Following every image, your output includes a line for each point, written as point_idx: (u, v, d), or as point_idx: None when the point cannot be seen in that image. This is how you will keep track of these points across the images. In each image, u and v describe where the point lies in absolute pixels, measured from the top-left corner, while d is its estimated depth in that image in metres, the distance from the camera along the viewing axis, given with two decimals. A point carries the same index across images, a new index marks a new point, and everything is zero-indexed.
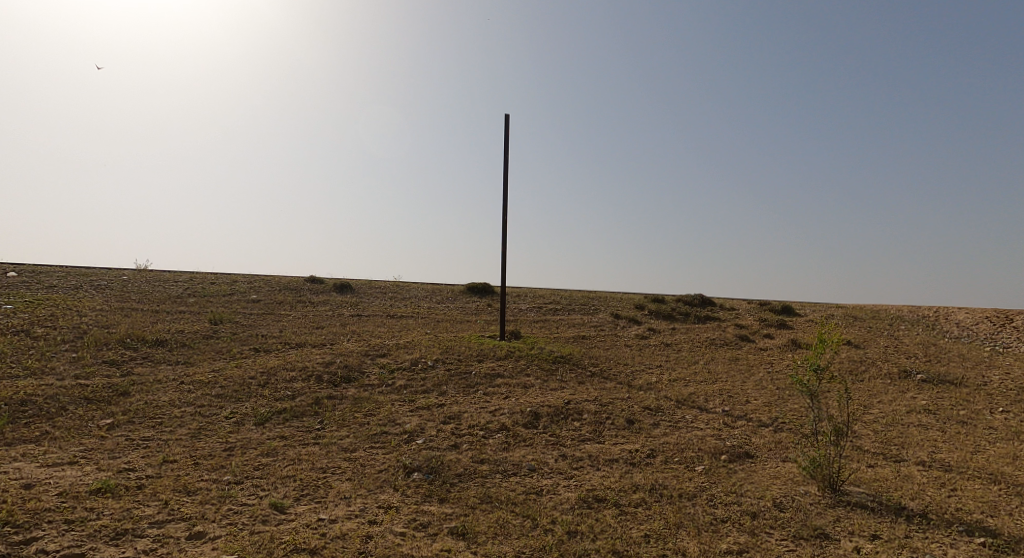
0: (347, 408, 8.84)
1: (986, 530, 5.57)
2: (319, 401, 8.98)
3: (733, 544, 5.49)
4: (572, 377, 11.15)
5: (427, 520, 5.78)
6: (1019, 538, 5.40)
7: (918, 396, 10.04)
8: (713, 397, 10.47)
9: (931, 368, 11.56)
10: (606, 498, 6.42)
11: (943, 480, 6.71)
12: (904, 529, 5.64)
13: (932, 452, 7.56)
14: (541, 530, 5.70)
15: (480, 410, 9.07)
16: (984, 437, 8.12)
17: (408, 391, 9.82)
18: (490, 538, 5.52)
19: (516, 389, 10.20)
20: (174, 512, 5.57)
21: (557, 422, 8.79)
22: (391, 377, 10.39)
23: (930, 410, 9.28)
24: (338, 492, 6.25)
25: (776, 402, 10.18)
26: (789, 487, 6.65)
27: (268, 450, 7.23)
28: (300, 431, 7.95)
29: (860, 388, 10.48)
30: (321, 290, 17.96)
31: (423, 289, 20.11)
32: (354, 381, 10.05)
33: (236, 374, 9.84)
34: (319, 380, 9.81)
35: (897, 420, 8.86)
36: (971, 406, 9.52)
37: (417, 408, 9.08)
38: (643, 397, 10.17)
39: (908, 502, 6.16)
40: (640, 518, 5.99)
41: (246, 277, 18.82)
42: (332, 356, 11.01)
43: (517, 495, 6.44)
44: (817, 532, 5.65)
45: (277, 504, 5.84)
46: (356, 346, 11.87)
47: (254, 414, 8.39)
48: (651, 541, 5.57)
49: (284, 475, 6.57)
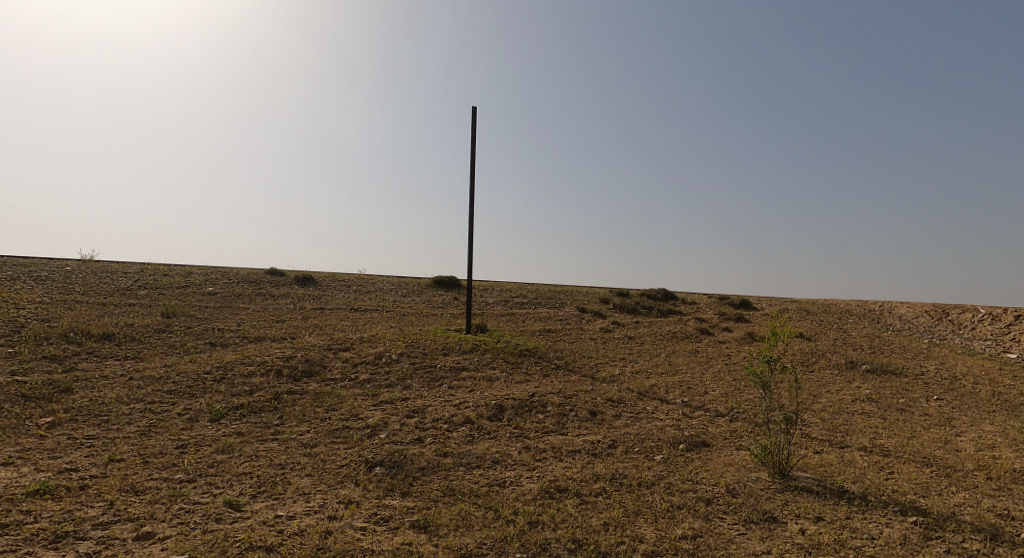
0: (308, 402, 8.72)
1: (917, 509, 5.93)
2: (279, 396, 8.83)
3: (688, 529, 5.69)
4: (537, 370, 11.30)
5: (389, 514, 5.80)
6: (945, 516, 5.78)
7: (863, 385, 10.53)
8: (673, 388, 10.78)
9: (875, 359, 12.16)
10: (567, 488, 6.55)
11: (882, 463, 7.09)
12: (845, 510, 5.95)
13: (873, 438, 7.95)
14: (502, 521, 5.80)
15: (445, 404, 9.11)
16: (919, 423, 8.60)
17: (371, 385, 9.76)
18: (452, 531, 5.57)
19: (481, 382, 10.27)
20: (120, 512, 5.42)
21: (521, 415, 8.90)
22: (353, 371, 10.30)
23: (873, 398, 9.77)
24: (297, 488, 6.19)
25: (732, 392, 10.54)
26: (742, 473, 6.91)
27: (224, 447, 7.08)
28: (258, 427, 7.81)
29: (810, 378, 10.94)
30: (283, 283, 17.56)
31: (388, 282, 19.91)
32: (316, 375, 9.93)
33: (190, 368, 9.60)
34: (278, 375, 9.66)
35: (842, 408, 9.29)
36: (910, 394, 10.07)
37: (380, 402, 9.05)
38: (606, 389, 10.37)
39: (849, 485, 6.48)
40: (600, 507, 6.14)
41: (200, 268, 18.32)
42: (293, 350, 10.83)
43: (480, 487, 6.52)
44: (766, 515, 5.90)
45: (232, 502, 5.76)
46: (318, 341, 11.67)
47: (208, 410, 8.19)
48: (610, 528, 5.72)
49: (241, 472, 6.46)
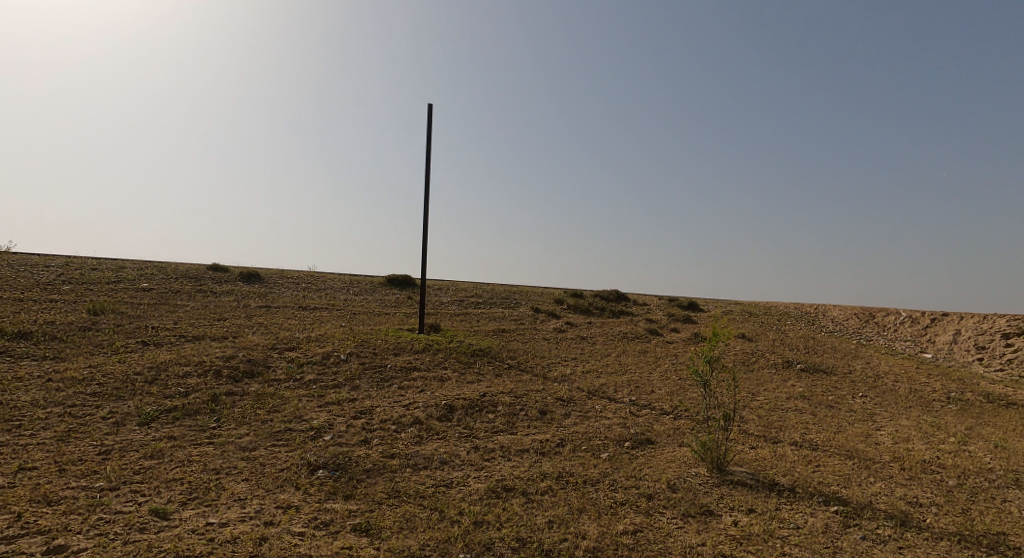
0: (248, 404, 8.42)
1: (839, 499, 6.27)
2: (217, 398, 8.50)
3: (629, 525, 5.81)
4: (489, 370, 11.30)
5: (330, 518, 5.67)
6: (863, 504, 6.13)
7: (797, 384, 11.05)
8: (621, 387, 10.99)
9: (809, 358, 12.78)
10: (514, 487, 6.58)
11: (810, 457, 7.45)
12: (775, 502, 6.22)
13: (804, 433, 8.35)
14: (447, 521, 5.77)
15: (394, 405, 8.98)
16: (846, 418, 9.09)
17: (317, 385, 9.53)
18: (395, 533, 5.51)
19: (432, 382, 10.18)
20: (29, 525, 5.10)
21: (471, 415, 8.88)
22: (299, 371, 10.03)
23: (806, 396, 10.26)
24: (232, 493, 5.97)
25: (677, 391, 10.85)
26: (683, 469, 7.12)
27: (153, 452, 6.75)
28: (192, 430, 7.49)
29: (749, 377, 11.39)
30: (226, 280, 16.91)
31: (339, 280, 19.49)
32: (258, 376, 9.61)
33: (118, 369, 9.10)
34: (217, 376, 9.29)
35: (777, 405, 9.71)
36: (839, 391, 10.63)
37: (326, 403, 8.84)
38: (556, 388, 10.48)
39: (780, 478, 6.78)
40: (546, 505, 6.20)
41: (135, 263, 17.38)
42: (234, 349, 10.43)
43: (426, 488, 6.46)
44: (703, 509, 6.10)
45: (159, 510, 5.50)
46: (262, 340, 11.30)
47: (137, 413, 7.79)
48: (554, 526, 5.78)
49: (170, 478, 6.18)
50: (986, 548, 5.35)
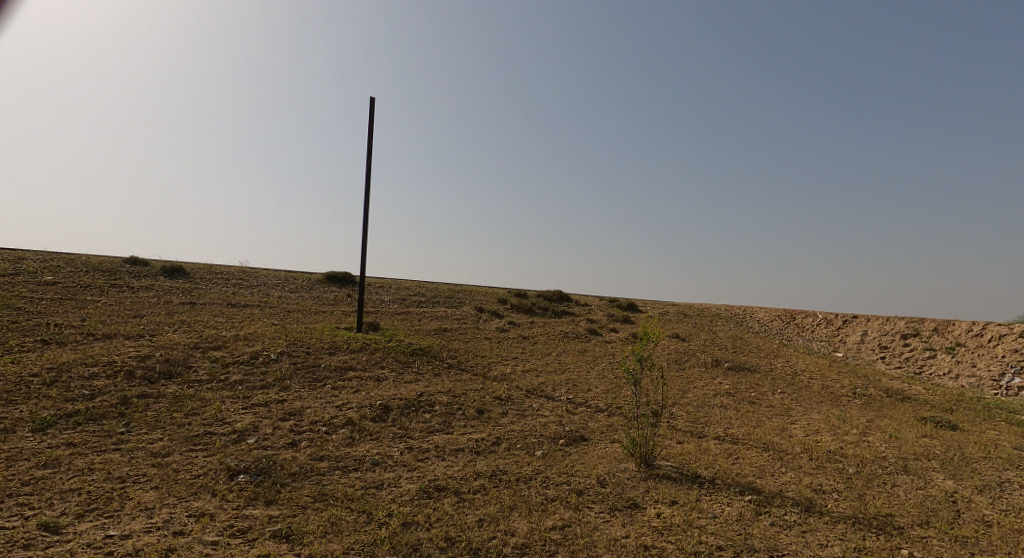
0: (163, 407, 7.92)
1: (753, 488, 6.57)
2: (127, 401, 7.94)
3: (558, 520, 5.86)
4: (428, 369, 11.14)
5: (248, 525, 5.41)
6: (773, 493, 6.45)
7: (724, 381, 11.52)
8: (559, 386, 11.10)
9: (736, 357, 13.37)
10: (446, 487, 6.50)
11: (731, 450, 7.77)
12: (696, 493, 6.44)
13: (727, 428, 8.70)
14: (375, 524, 5.62)
15: (326, 405, 8.69)
16: (766, 413, 9.55)
17: (243, 386, 9.09)
18: (319, 538, 5.32)
19: (368, 382, 9.93)
20: None
21: (407, 415, 8.71)
22: (223, 371, 9.53)
23: (731, 393, 10.71)
24: (139, 502, 5.59)
25: (613, 389, 11.07)
26: (613, 465, 7.26)
27: (49, 461, 6.23)
28: (97, 436, 6.96)
29: (681, 375, 11.78)
30: (145, 274, 15.85)
31: (273, 276, 18.70)
32: (177, 376, 9.06)
33: (12, 370, 8.35)
34: (129, 377, 8.69)
35: (705, 401, 10.08)
36: (761, 388, 11.16)
37: (251, 404, 8.44)
38: (494, 387, 10.45)
39: (702, 471, 7.03)
40: (477, 504, 6.15)
41: (41, 254, 16.02)
42: (151, 349, 9.80)
43: (355, 490, 6.28)
44: (630, 502, 6.24)
45: (50, 524, 5.08)
46: (183, 338, 10.68)
47: (32, 418, 7.17)
48: (484, 524, 5.74)
49: (67, 488, 5.72)
50: (876, 529, 5.75)
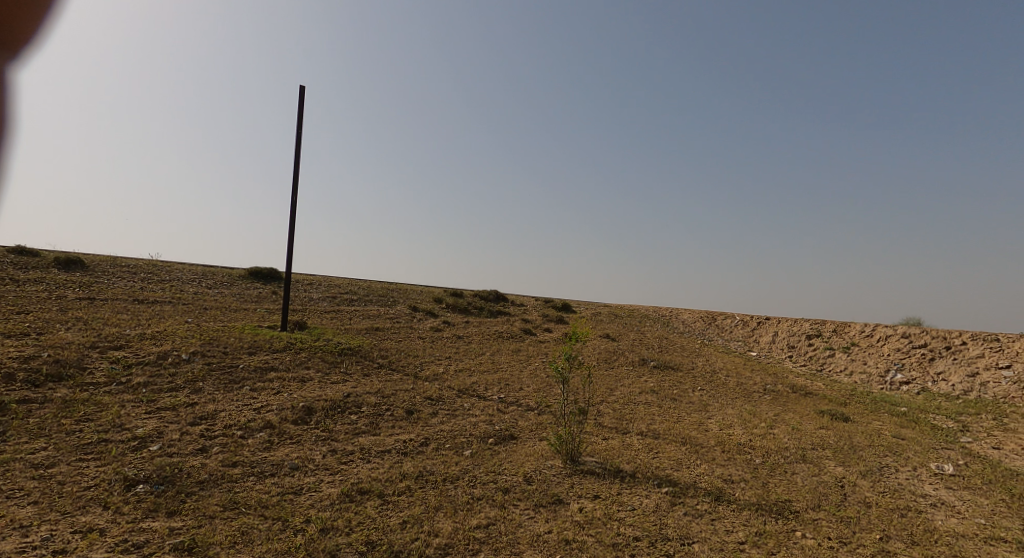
0: (50, 413, 7.16)
1: (668, 480, 6.74)
2: (6, 407, 7.12)
3: (483, 518, 5.76)
4: (357, 369, 10.75)
5: (145, 538, 4.97)
6: (687, 484, 6.66)
7: (649, 379, 11.85)
8: (492, 385, 11.01)
9: (662, 356, 13.81)
10: (370, 489, 6.25)
11: (652, 445, 7.96)
12: (617, 487, 6.54)
13: (650, 424, 8.92)
14: (290, 531, 5.31)
15: (243, 408, 8.18)
16: (686, 409, 9.89)
17: (148, 389, 8.40)
18: (225, 549, 4.96)
19: (291, 383, 9.45)
20: None
21: (332, 417, 8.34)
22: (125, 373, 8.78)
23: (656, 390, 11.02)
24: (12, 520, 5.00)
25: (544, 388, 11.11)
26: (540, 462, 7.24)
27: None
28: None
29: (609, 374, 12.00)
30: (35, 266, 14.37)
31: (189, 271, 17.51)
32: (69, 379, 8.24)
33: None
34: (9, 380, 7.81)
35: (631, 399, 10.32)
36: (683, 385, 11.56)
37: (157, 408, 7.80)
38: (425, 387, 10.23)
39: (624, 465, 7.15)
40: (402, 506, 5.95)
41: None
42: (39, 349, 8.86)
43: (271, 497, 5.91)
44: (554, 498, 6.23)
45: None
46: (79, 337, 9.75)
47: None
48: (407, 526, 5.55)
49: None
50: (775, 514, 6.03)
